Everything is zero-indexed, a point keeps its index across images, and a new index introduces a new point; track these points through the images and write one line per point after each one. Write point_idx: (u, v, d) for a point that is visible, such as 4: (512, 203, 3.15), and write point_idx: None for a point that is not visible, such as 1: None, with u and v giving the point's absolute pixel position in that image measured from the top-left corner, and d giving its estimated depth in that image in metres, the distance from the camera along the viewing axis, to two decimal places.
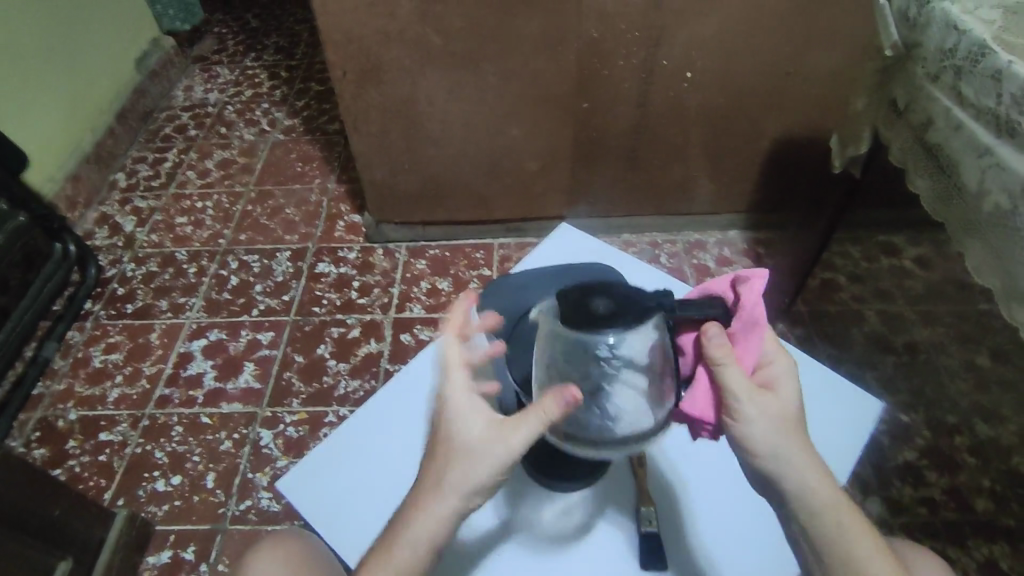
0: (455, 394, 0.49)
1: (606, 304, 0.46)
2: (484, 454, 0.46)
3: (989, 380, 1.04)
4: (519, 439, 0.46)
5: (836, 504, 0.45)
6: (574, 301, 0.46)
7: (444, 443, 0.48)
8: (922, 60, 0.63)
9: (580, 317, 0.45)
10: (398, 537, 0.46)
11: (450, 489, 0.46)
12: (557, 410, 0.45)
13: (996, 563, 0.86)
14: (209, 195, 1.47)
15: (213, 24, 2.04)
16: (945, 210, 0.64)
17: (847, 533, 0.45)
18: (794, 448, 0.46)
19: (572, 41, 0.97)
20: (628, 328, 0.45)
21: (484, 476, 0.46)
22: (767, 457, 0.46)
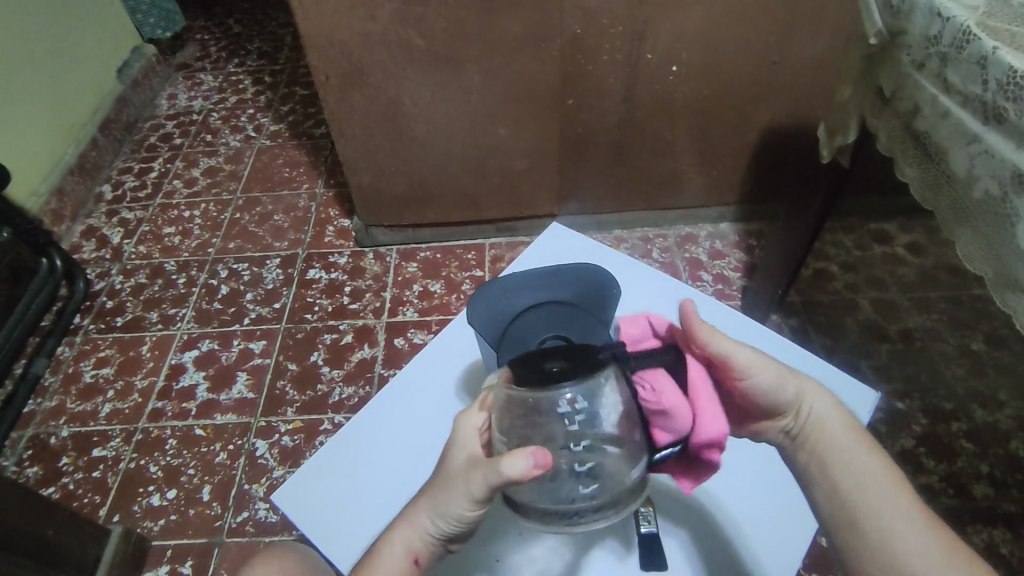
0: (459, 427, 0.50)
1: (559, 364, 0.45)
2: (455, 484, 0.47)
3: (984, 364, 1.04)
4: (478, 484, 0.45)
5: (848, 429, 0.51)
6: (528, 364, 0.46)
7: (438, 466, 0.50)
8: (907, 48, 0.62)
9: (533, 377, 0.45)
10: (383, 540, 0.51)
11: (429, 506, 0.49)
12: (514, 466, 0.43)
13: (996, 547, 0.86)
14: (196, 204, 1.46)
15: (195, 30, 2.02)
16: (935, 198, 0.64)
17: (855, 448, 0.49)
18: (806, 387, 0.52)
19: (557, 37, 0.96)
20: (587, 378, 0.44)
21: (452, 505, 0.48)
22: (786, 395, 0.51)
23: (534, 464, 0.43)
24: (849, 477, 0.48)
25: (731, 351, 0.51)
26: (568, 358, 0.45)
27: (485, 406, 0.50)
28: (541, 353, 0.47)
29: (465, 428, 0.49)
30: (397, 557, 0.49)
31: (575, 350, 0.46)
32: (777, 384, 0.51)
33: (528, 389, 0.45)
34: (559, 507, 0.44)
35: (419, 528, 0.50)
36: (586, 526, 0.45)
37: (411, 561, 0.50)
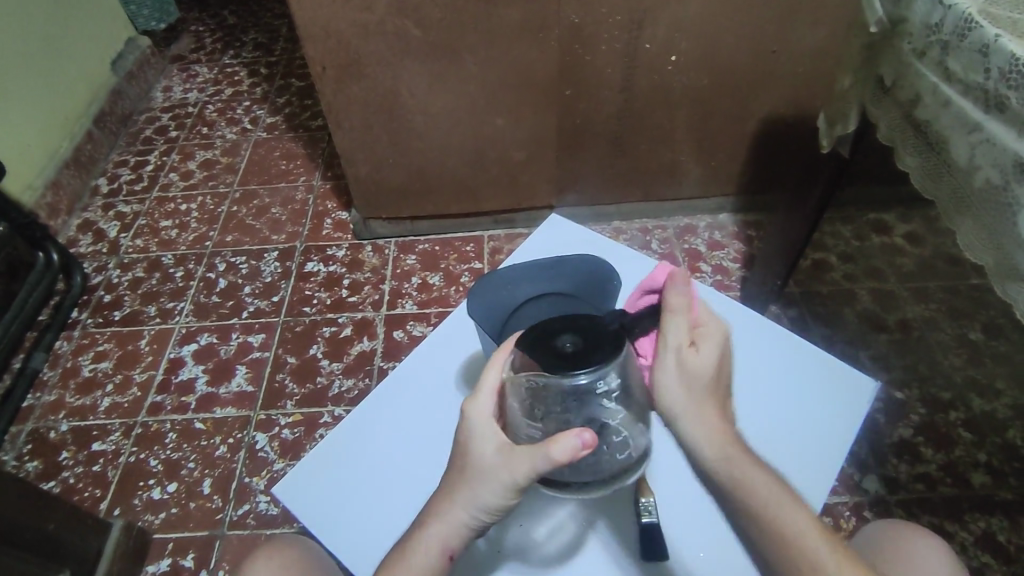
0: (475, 417, 0.49)
1: (572, 344, 0.47)
2: (493, 472, 0.47)
3: (982, 354, 1.05)
4: (527, 468, 0.46)
5: (765, 473, 0.45)
6: (543, 348, 0.47)
7: (461, 459, 0.49)
8: (908, 36, 0.62)
9: (554, 362, 0.46)
10: (413, 540, 0.49)
11: (461, 502, 0.48)
12: (564, 453, 0.45)
13: (993, 535, 0.86)
14: (193, 198, 1.45)
15: (190, 22, 2.00)
16: (935, 188, 0.64)
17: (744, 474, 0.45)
18: (699, 409, 0.47)
19: (555, 27, 0.95)
20: (607, 359, 0.46)
21: (491, 494, 0.47)
22: (670, 403, 0.47)
23: (581, 443, 0.45)
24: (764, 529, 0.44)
25: (668, 329, 0.49)
26: (584, 338, 0.47)
27: (495, 391, 0.50)
28: (547, 329, 0.49)
29: (483, 417, 0.49)
30: (432, 556, 0.48)
31: (588, 328, 0.48)
32: (672, 388, 0.48)
33: (560, 378, 0.46)
34: (602, 475, 0.50)
35: (453, 524, 0.48)
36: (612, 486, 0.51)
37: (446, 558, 0.48)
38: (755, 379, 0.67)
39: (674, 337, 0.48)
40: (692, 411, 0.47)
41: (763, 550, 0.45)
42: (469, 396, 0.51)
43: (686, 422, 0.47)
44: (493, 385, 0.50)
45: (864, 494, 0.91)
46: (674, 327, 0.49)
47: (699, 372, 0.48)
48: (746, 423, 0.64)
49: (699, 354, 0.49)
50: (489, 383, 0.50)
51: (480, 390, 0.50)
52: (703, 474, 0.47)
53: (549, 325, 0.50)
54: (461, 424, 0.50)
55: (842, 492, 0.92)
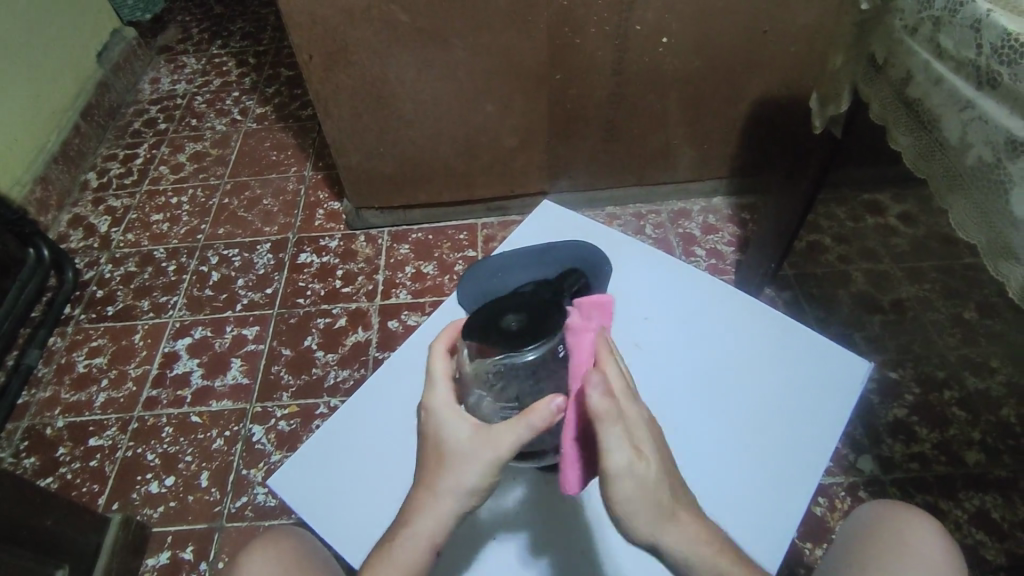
0: (439, 406, 0.49)
1: (516, 321, 0.50)
2: (471, 456, 0.46)
3: (976, 333, 1.05)
4: (507, 446, 0.46)
5: (749, 573, 0.47)
6: (487, 326, 0.50)
7: (434, 447, 0.48)
8: (899, 12, 0.61)
9: (498, 337, 0.49)
10: (397, 537, 0.47)
11: (444, 492, 0.46)
12: (549, 419, 0.46)
13: (986, 512, 0.87)
14: (184, 190, 1.44)
15: (176, 11, 1.98)
16: (927, 166, 0.63)
17: (717, 571, 0.46)
18: (664, 515, 0.45)
19: (544, 9, 0.94)
20: (543, 337, 0.49)
21: (472, 480, 0.46)
22: (644, 528, 0.45)
23: (558, 407, 0.46)
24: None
25: (608, 448, 0.45)
26: (526, 313, 0.51)
27: (448, 379, 0.51)
28: (494, 309, 0.52)
29: (446, 405, 0.49)
30: (420, 550, 0.46)
31: (526, 305, 0.52)
32: (631, 499, 0.45)
33: (522, 355, 0.49)
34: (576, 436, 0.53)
35: (438, 516, 0.46)
36: None
37: (435, 548, 0.47)
38: (745, 363, 0.67)
39: (617, 456, 0.45)
40: (670, 527, 0.45)
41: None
42: (426, 387, 0.51)
43: (664, 539, 0.45)
44: (446, 369, 0.51)
45: (859, 474, 0.92)
46: (611, 434, 0.45)
47: (654, 478, 0.45)
48: (734, 414, 0.64)
49: (648, 457, 0.46)
50: (441, 369, 0.51)
51: (436, 376, 0.51)
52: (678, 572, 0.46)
53: (496, 305, 0.53)
54: (427, 415, 0.50)
55: (837, 472, 0.92)
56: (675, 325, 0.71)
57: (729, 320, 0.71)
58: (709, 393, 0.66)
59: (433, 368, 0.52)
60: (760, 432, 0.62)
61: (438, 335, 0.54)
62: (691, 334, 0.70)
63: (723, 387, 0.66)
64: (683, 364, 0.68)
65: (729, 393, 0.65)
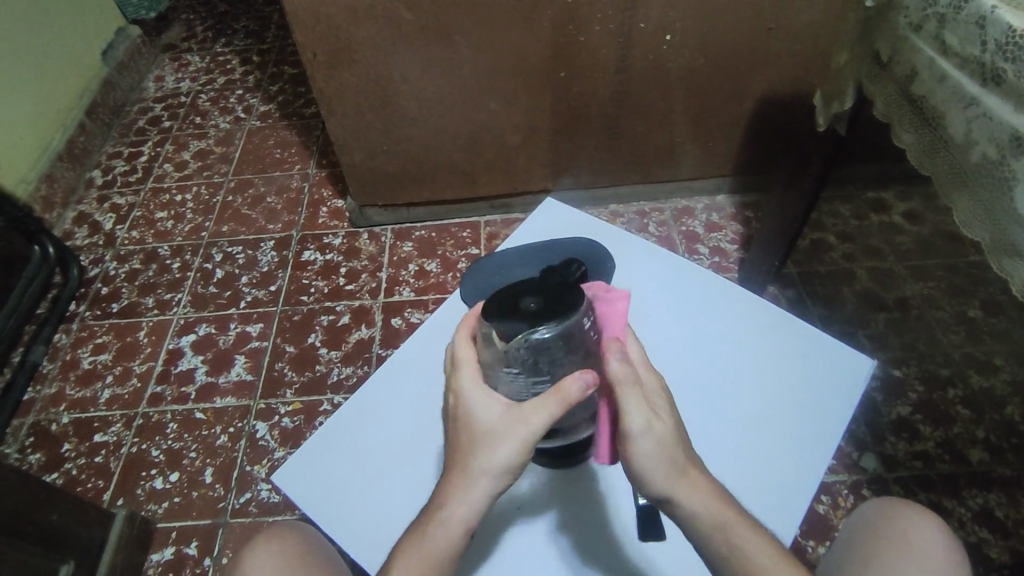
0: (469, 392, 0.50)
1: (535, 302, 0.50)
2: (505, 435, 0.47)
3: (980, 331, 1.05)
4: (540, 421, 0.47)
5: (756, 532, 0.47)
6: (506, 309, 0.50)
7: (467, 431, 0.49)
8: (904, 9, 0.61)
9: (516, 318, 0.49)
10: (431, 519, 0.47)
11: (478, 472, 0.47)
12: (576, 398, 0.47)
13: (990, 511, 0.87)
14: (188, 188, 1.44)
15: (180, 10, 1.98)
16: (932, 163, 0.63)
17: (724, 528, 0.46)
18: (679, 470, 0.47)
19: (548, 7, 0.94)
20: (562, 313, 0.49)
21: (507, 459, 0.47)
22: (658, 484, 0.47)
23: (587, 384, 0.47)
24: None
25: (626, 408, 0.48)
26: (543, 295, 0.51)
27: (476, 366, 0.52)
28: (513, 291, 0.52)
29: (479, 389, 0.50)
30: (456, 532, 0.46)
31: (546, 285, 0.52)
32: (648, 455, 0.47)
33: (540, 330, 0.48)
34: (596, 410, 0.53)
35: (472, 496, 0.47)
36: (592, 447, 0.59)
37: (470, 531, 0.47)
38: (748, 358, 0.68)
39: (636, 418, 0.48)
40: (683, 484, 0.47)
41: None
42: (455, 375, 0.52)
43: (681, 497, 0.47)
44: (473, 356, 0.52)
45: (862, 473, 0.92)
46: (628, 395, 0.48)
47: (670, 436, 0.48)
48: (737, 408, 0.64)
49: (664, 417, 0.49)
50: (468, 356, 0.52)
51: (464, 364, 0.52)
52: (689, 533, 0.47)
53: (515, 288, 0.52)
54: (457, 402, 0.51)
55: (840, 470, 0.92)
56: (677, 321, 0.71)
57: (733, 317, 0.71)
58: (713, 387, 0.66)
59: (460, 356, 0.53)
60: (764, 428, 0.63)
61: (460, 327, 0.55)
62: (693, 329, 0.71)
63: (725, 382, 0.66)
64: (686, 358, 0.68)
65: (733, 388, 0.66)
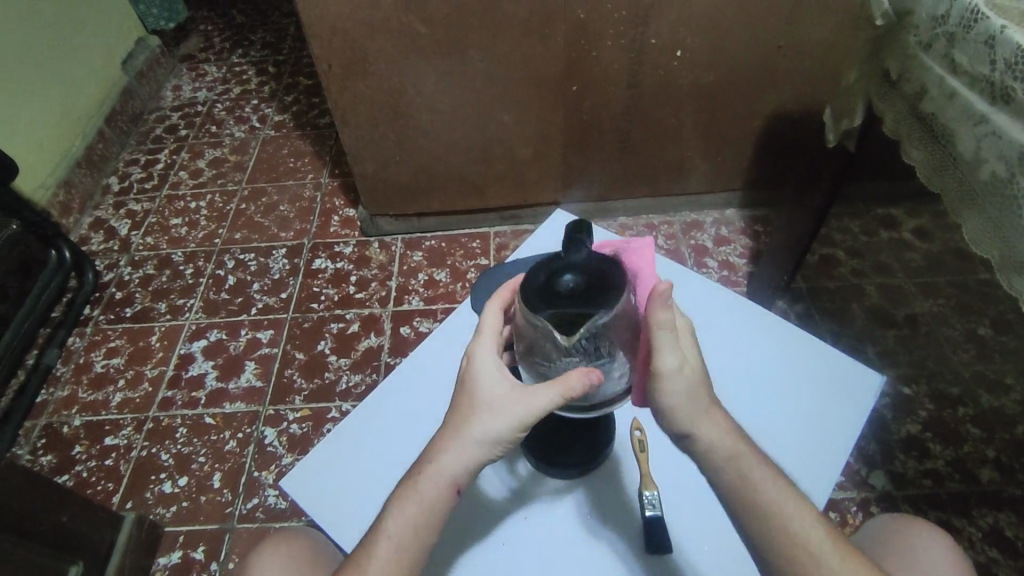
0: (481, 357, 0.50)
1: (576, 281, 0.48)
2: (505, 408, 0.48)
3: (991, 349, 1.04)
4: (542, 402, 0.47)
5: (769, 468, 0.48)
6: (548, 294, 0.48)
7: (470, 394, 0.49)
8: (914, 29, 0.62)
9: (566, 304, 0.47)
10: (421, 475, 0.48)
11: (471, 436, 0.48)
12: (579, 391, 0.48)
13: (1001, 531, 0.86)
14: (202, 195, 1.46)
15: (198, 21, 2.02)
16: (941, 181, 0.63)
17: (740, 459, 0.47)
18: (703, 407, 0.48)
19: (560, 23, 0.95)
20: (613, 292, 0.47)
21: (501, 432, 0.47)
22: (683, 416, 0.47)
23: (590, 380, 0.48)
24: (767, 519, 0.45)
25: (661, 349, 0.47)
26: (580, 268, 0.49)
27: (495, 332, 0.52)
28: (549, 268, 0.50)
29: (491, 357, 0.50)
30: (441, 491, 0.47)
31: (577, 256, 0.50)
32: (676, 391, 0.47)
33: (597, 317, 0.47)
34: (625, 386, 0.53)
35: (461, 459, 0.48)
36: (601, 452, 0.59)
37: (453, 491, 0.48)
38: (757, 371, 0.68)
39: (671, 358, 0.47)
40: (704, 419, 0.48)
41: (764, 548, 0.45)
42: (474, 336, 0.52)
43: (699, 429, 0.48)
44: (495, 322, 0.53)
45: (871, 490, 0.91)
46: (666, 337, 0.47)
47: (700, 377, 0.48)
48: (747, 421, 0.64)
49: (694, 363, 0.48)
50: (490, 321, 0.52)
51: (484, 328, 0.52)
52: (704, 463, 0.48)
53: (548, 265, 0.50)
54: (469, 364, 0.51)
55: (849, 487, 0.91)
56: None
57: (742, 330, 0.71)
58: (724, 395, 0.66)
59: (483, 319, 0.53)
60: (774, 441, 0.62)
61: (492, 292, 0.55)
62: (704, 341, 0.71)
63: (735, 394, 0.66)
64: None
65: (743, 396, 0.66)
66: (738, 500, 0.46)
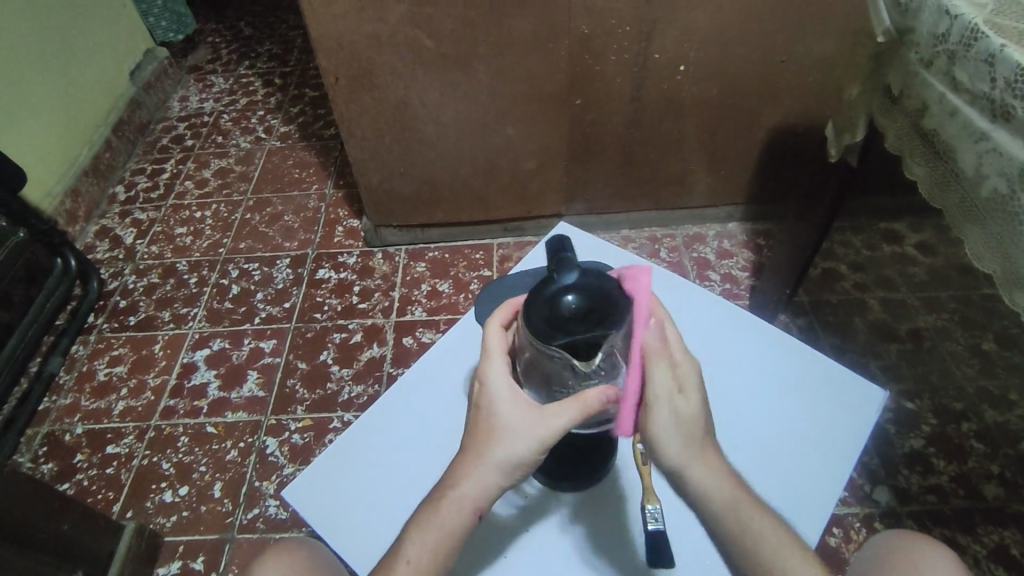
0: (495, 380, 0.51)
1: (578, 304, 0.50)
2: (524, 431, 0.48)
3: (994, 364, 1.04)
4: (560, 423, 0.48)
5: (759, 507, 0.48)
6: (554, 321, 0.49)
7: (487, 419, 0.49)
8: (914, 46, 0.62)
9: (576, 327, 0.49)
10: (442, 499, 0.48)
11: (491, 460, 0.48)
12: (596, 407, 0.48)
13: (1006, 549, 0.85)
14: (208, 205, 1.47)
15: (207, 33, 2.05)
16: (944, 197, 0.64)
17: (729, 493, 0.48)
18: (695, 443, 0.49)
19: (564, 38, 0.97)
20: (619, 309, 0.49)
21: (521, 455, 0.47)
22: (673, 451, 0.48)
23: (606, 398, 0.48)
24: (757, 556, 0.46)
25: (654, 377, 0.49)
26: (582, 290, 0.50)
27: (503, 353, 0.53)
28: (549, 294, 0.51)
29: (504, 380, 0.51)
30: (464, 516, 0.47)
31: (570, 277, 0.51)
32: (666, 423, 0.48)
33: (612, 334, 0.49)
34: None
35: (482, 483, 0.48)
36: (605, 467, 0.60)
37: (476, 515, 0.48)
38: (759, 384, 0.68)
39: (659, 387, 0.49)
40: (694, 454, 0.48)
41: None
42: (483, 360, 0.53)
43: (689, 467, 0.48)
44: (502, 346, 0.53)
45: (874, 506, 0.90)
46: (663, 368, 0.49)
47: (695, 411, 0.49)
48: (750, 433, 0.64)
49: (691, 396, 0.49)
50: (497, 344, 0.53)
51: (493, 352, 0.53)
52: (697, 500, 0.48)
53: (544, 291, 0.52)
54: (483, 388, 0.51)
55: (852, 503, 0.91)
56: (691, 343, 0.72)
57: (746, 344, 0.71)
58: (727, 408, 0.66)
59: (490, 343, 0.53)
60: (777, 454, 0.62)
61: (493, 313, 0.56)
62: (707, 353, 0.71)
63: (739, 407, 0.66)
64: None
65: (745, 409, 0.66)
66: (730, 538, 0.47)
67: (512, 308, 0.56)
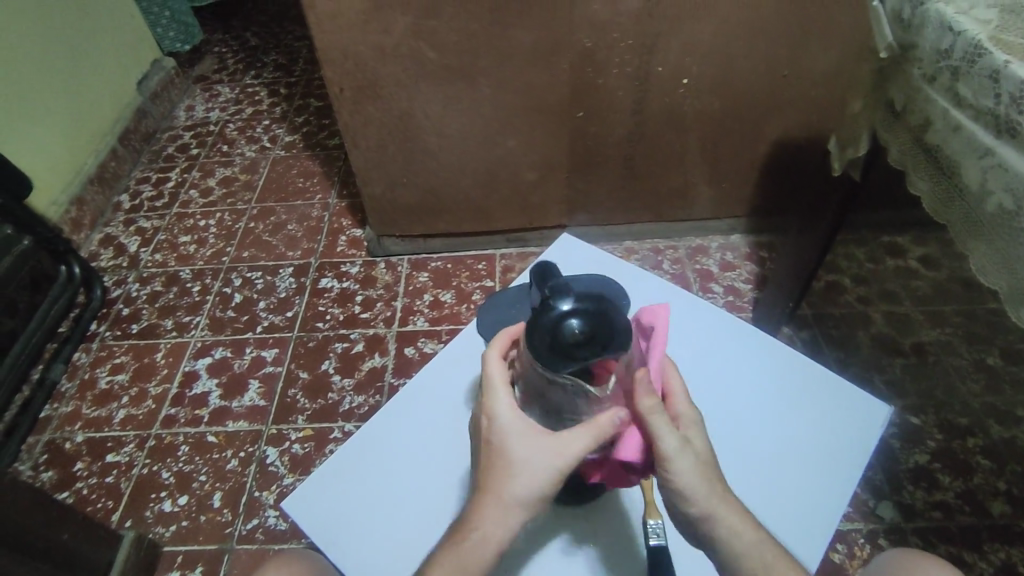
0: (503, 415, 0.50)
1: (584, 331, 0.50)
2: (541, 463, 0.47)
3: (1000, 379, 1.03)
4: (576, 452, 0.48)
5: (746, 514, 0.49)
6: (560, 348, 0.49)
7: (500, 457, 0.48)
8: (918, 61, 0.62)
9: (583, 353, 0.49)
10: (465, 540, 0.47)
11: (511, 498, 0.47)
12: (610, 432, 0.48)
13: (1013, 567, 0.84)
14: (212, 214, 1.48)
15: (214, 43, 2.06)
16: (949, 213, 0.63)
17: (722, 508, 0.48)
18: (697, 465, 0.48)
19: (567, 50, 0.97)
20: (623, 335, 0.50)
21: (542, 487, 0.47)
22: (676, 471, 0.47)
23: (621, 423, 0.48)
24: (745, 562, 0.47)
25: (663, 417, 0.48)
26: (586, 316, 0.50)
27: (506, 384, 0.53)
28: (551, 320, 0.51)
29: (512, 412, 0.50)
30: (489, 554, 0.47)
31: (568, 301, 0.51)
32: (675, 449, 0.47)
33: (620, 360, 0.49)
34: None
35: (505, 522, 0.47)
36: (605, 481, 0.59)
37: (500, 553, 0.47)
38: (764, 397, 0.67)
39: (669, 440, 0.47)
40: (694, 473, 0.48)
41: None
42: (485, 395, 0.52)
43: (685, 481, 0.47)
44: (504, 377, 0.53)
45: (879, 522, 0.89)
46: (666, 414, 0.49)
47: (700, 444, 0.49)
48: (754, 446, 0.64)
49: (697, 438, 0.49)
50: (499, 376, 0.53)
51: (496, 383, 0.52)
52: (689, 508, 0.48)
53: (545, 317, 0.51)
54: (492, 425, 0.50)
55: (856, 518, 0.90)
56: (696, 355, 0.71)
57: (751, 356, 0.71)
58: (731, 420, 0.66)
59: (491, 376, 0.53)
60: (780, 468, 0.62)
61: (490, 343, 0.55)
62: (712, 364, 0.71)
63: (743, 419, 0.66)
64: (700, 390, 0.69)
65: (749, 421, 0.66)
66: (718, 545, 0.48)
67: (507, 337, 0.56)
